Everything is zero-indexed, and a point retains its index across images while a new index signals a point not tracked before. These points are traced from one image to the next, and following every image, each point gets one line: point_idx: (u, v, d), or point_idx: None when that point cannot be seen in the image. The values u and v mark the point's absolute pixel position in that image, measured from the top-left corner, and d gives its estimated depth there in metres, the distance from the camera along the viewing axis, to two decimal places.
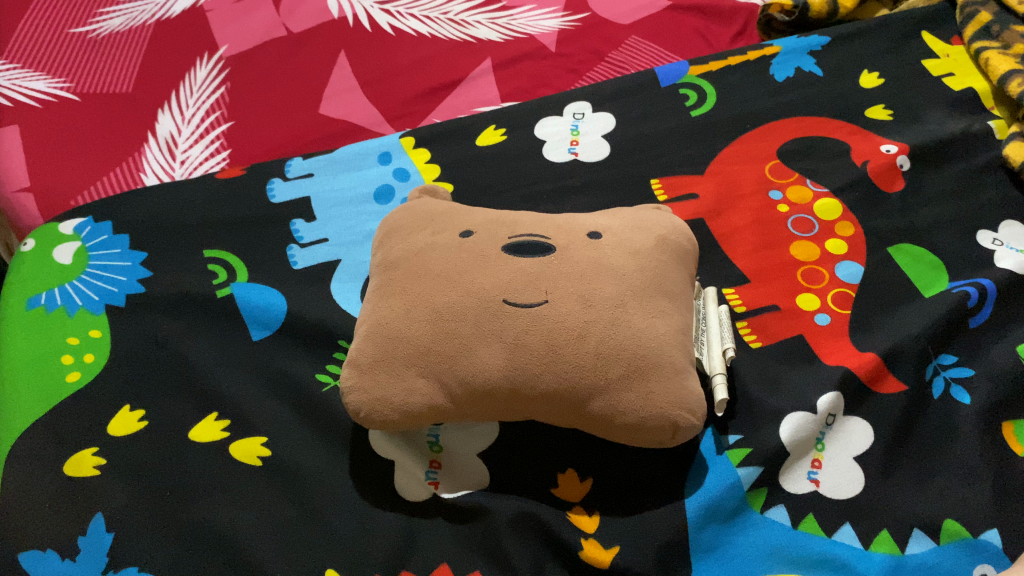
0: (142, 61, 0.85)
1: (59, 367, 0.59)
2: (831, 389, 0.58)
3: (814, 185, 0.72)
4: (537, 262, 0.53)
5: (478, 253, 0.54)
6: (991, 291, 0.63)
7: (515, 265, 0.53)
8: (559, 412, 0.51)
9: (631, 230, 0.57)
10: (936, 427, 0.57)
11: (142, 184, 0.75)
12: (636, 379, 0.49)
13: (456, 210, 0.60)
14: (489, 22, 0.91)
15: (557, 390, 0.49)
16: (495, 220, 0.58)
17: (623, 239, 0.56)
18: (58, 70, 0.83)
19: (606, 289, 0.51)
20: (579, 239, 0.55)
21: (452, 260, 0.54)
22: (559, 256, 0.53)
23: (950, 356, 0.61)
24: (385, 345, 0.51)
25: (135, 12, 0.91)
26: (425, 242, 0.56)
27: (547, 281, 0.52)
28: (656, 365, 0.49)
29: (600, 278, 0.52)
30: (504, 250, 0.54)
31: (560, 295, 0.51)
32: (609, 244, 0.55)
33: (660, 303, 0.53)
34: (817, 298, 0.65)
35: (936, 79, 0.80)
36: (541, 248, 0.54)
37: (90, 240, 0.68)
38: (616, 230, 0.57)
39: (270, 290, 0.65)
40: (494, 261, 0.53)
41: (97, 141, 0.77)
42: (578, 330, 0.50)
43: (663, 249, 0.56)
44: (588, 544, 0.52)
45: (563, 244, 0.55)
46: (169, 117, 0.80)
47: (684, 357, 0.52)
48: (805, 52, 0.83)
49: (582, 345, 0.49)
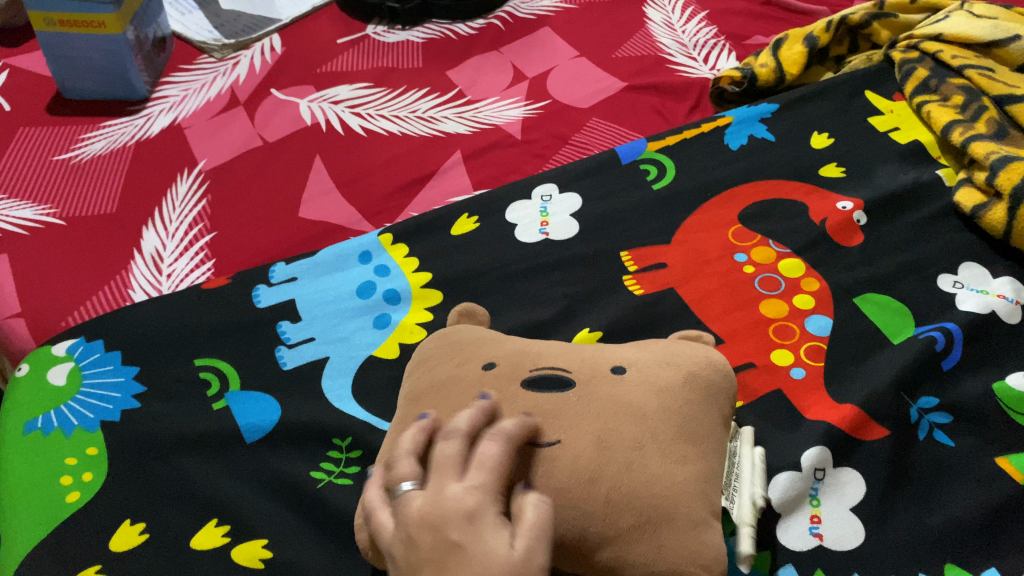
0: (126, 182, 0.88)
1: (58, 489, 0.60)
2: (814, 444, 0.60)
3: (777, 246, 0.75)
4: (505, 359, 0.53)
5: (502, 382, 0.50)
6: (957, 334, 0.66)
7: (491, 343, 0.56)
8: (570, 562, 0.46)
9: (643, 349, 0.55)
10: (923, 470, 0.60)
11: (130, 300, 0.77)
12: (648, 530, 0.45)
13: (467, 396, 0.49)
14: (456, 116, 0.95)
15: (557, 557, 0.45)
16: (449, 337, 0.59)
17: (636, 356, 0.54)
18: (44, 197, 0.86)
19: (497, 355, 0.54)
20: (589, 350, 0.54)
21: (463, 396, 0.50)
22: (504, 348, 0.55)
23: (931, 398, 0.63)
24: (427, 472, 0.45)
25: (115, 135, 0.94)
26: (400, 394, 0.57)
27: (560, 415, 0.47)
28: (638, 528, 0.45)
29: (592, 399, 0.49)
30: (525, 377, 0.51)
31: (569, 429, 0.47)
32: (608, 347, 0.56)
33: (676, 447, 0.48)
34: (791, 353, 0.67)
35: (883, 134, 0.84)
36: (527, 346, 0.55)
37: (83, 359, 0.69)
38: (616, 347, 0.56)
39: (264, 397, 0.67)
40: (515, 390, 0.49)
41: (85, 264, 0.80)
42: (581, 469, 0.45)
43: (688, 388, 0.52)
44: None
45: (564, 347, 0.55)
46: (153, 233, 0.83)
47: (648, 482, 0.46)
48: (757, 119, 0.87)
49: (554, 465, 0.45)
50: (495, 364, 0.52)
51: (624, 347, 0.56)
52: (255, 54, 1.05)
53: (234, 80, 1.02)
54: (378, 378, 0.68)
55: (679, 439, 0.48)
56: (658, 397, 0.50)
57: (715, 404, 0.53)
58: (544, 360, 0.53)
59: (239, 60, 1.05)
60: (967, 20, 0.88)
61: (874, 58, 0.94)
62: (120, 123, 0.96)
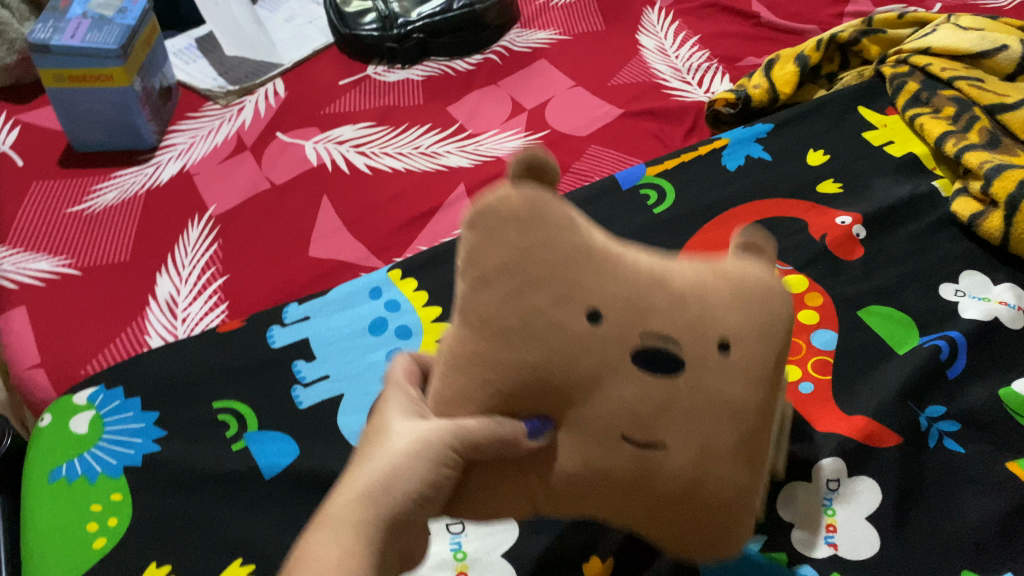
0: (139, 230, 0.90)
1: (85, 535, 0.61)
2: (828, 455, 0.61)
3: (779, 263, 0.76)
4: (608, 314, 0.41)
5: (604, 358, 0.41)
6: (961, 342, 0.67)
7: (586, 260, 0.42)
8: (647, 520, 0.45)
9: (766, 300, 0.44)
10: (935, 478, 0.60)
11: (146, 346, 0.79)
12: (728, 527, 0.44)
13: (501, 343, 0.42)
14: (458, 150, 0.97)
15: (645, 521, 0.45)
16: (548, 208, 0.43)
17: (740, 323, 0.43)
18: (60, 249, 0.88)
19: (601, 302, 0.42)
20: (718, 291, 0.43)
21: (559, 375, 0.42)
22: (614, 288, 0.42)
23: (939, 406, 0.64)
24: (461, 388, 0.43)
25: (126, 185, 0.97)
26: (473, 213, 0.43)
27: (669, 421, 0.41)
28: (726, 524, 0.44)
29: (703, 403, 0.41)
30: (632, 354, 0.41)
31: (681, 436, 0.42)
32: (741, 282, 0.44)
33: (759, 436, 0.45)
34: (798, 369, 0.68)
35: (878, 149, 0.86)
36: (648, 269, 0.43)
37: (103, 407, 0.70)
38: (749, 279, 0.44)
39: (283, 437, 0.68)
40: (620, 373, 0.41)
41: (101, 312, 0.81)
42: (683, 467, 0.42)
43: (772, 297, 0.44)
44: (590, 563, 0.57)
45: (693, 287, 0.43)
46: (167, 279, 0.85)
47: (732, 473, 0.43)
48: (753, 140, 0.89)
49: (663, 461, 0.42)
50: (599, 318, 0.42)
51: (739, 300, 0.43)
52: (259, 99, 1.08)
53: (240, 125, 1.04)
54: None
55: (747, 447, 0.44)
56: (752, 394, 0.43)
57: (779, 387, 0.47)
58: (665, 321, 0.41)
59: (244, 105, 1.07)
60: (953, 34, 0.89)
61: (864, 74, 0.95)
62: (130, 173, 0.98)
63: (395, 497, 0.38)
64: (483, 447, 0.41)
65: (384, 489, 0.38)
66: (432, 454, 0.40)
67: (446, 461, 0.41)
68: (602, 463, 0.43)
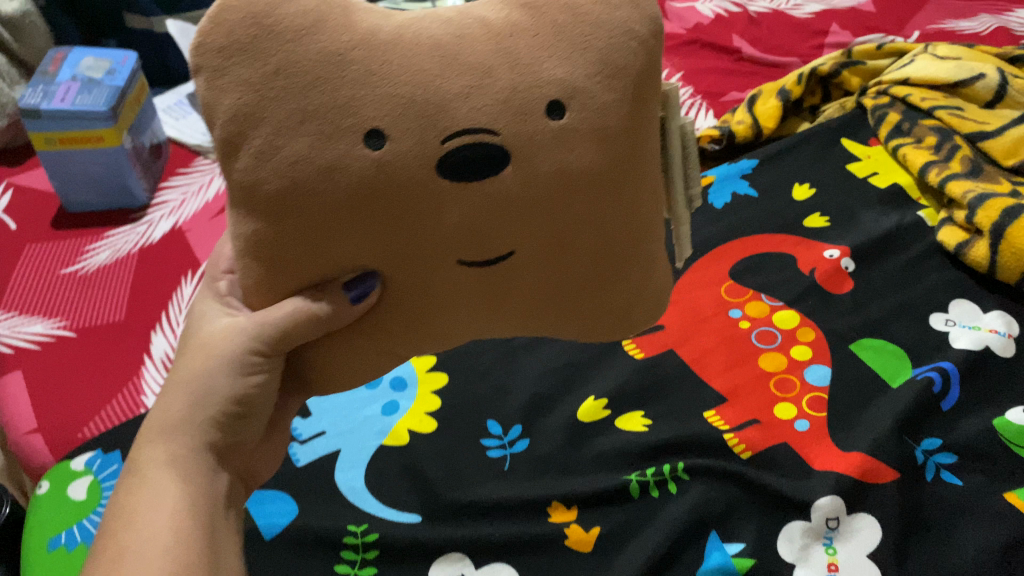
0: (132, 288, 0.91)
1: None
2: (828, 493, 0.60)
3: (770, 299, 0.76)
4: (392, 133, 0.40)
5: (419, 182, 0.41)
6: (954, 372, 0.67)
7: (345, 59, 0.39)
8: (554, 305, 0.50)
9: (597, 32, 0.42)
10: (935, 512, 0.60)
11: (143, 406, 0.80)
12: (620, 249, 0.49)
13: (319, 210, 0.42)
14: None
15: (557, 294, 0.49)
16: (288, 2, 0.39)
17: (573, 74, 0.42)
18: (54, 311, 0.88)
19: (377, 120, 0.40)
20: (529, 41, 0.41)
21: (372, 215, 0.42)
22: (392, 85, 0.40)
23: (934, 439, 0.64)
24: (275, 272, 0.45)
25: (119, 244, 0.97)
26: (202, 52, 0.40)
27: (499, 225, 0.44)
28: (611, 220, 0.47)
29: (531, 205, 0.44)
30: (438, 168, 0.41)
31: (516, 233, 0.45)
32: (561, 19, 0.41)
33: (627, 197, 0.47)
34: (794, 406, 0.68)
35: (862, 180, 0.87)
36: (441, 40, 0.40)
37: (101, 471, 0.70)
38: (578, 4, 0.42)
39: (281, 497, 0.65)
40: (436, 198, 0.42)
41: (97, 373, 0.82)
42: (553, 263, 0.48)
43: (591, 71, 0.43)
44: (571, 532, 0.61)
45: (499, 49, 0.40)
46: (162, 336, 0.85)
47: (593, 205, 0.46)
48: (738, 176, 0.89)
49: (517, 260, 0.46)
50: (384, 140, 0.40)
51: (563, 45, 0.41)
52: None
53: None
54: (390, 468, 0.67)
55: (609, 219, 0.47)
56: (600, 157, 0.44)
57: (653, 103, 0.47)
58: (476, 104, 0.40)
59: None
60: (932, 62, 0.91)
61: (847, 104, 0.97)
62: (123, 233, 0.99)
63: (198, 419, 0.49)
64: (294, 330, 0.46)
65: (203, 405, 0.48)
66: (232, 361, 0.48)
67: (248, 366, 0.48)
68: (444, 280, 0.46)
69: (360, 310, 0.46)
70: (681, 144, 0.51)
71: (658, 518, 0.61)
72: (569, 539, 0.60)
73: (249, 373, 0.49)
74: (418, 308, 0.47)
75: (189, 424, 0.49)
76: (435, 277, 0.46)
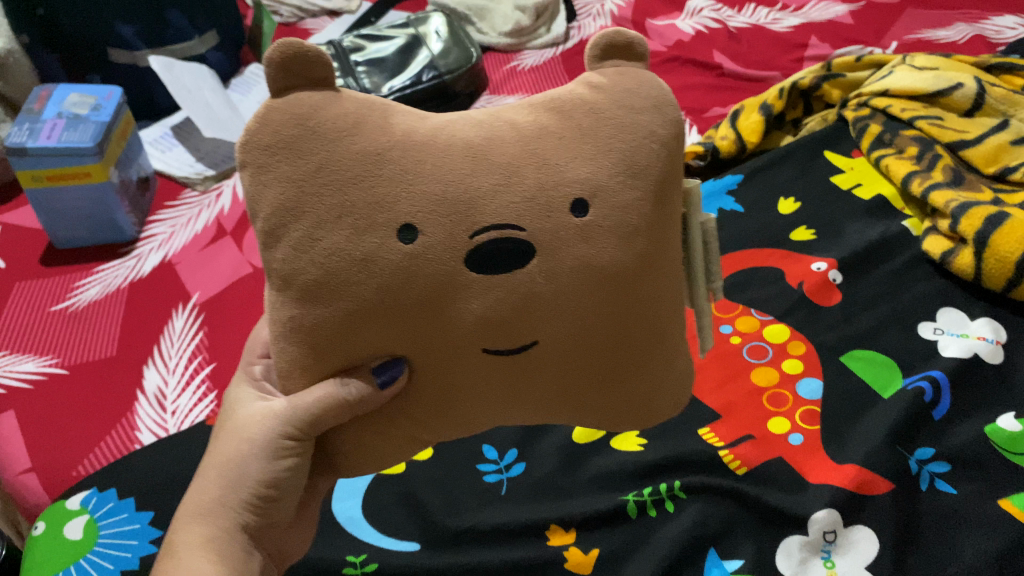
0: (123, 323, 0.91)
1: None
2: (824, 506, 0.60)
3: (759, 314, 0.77)
4: (424, 228, 0.43)
5: (444, 279, 0.43)
6: (944, 381, 0.68)
7: (381, 158, 0.42)
8: (574, 400, 0.52)
9: (619, 135, 0.45)
10: (931, 521, 0.61)
11: (137, 442, 0.79)
12: (643, 351, 0.50)
13: (350, 301, 0.44)
14: None
15: (576, 389, 0.51)
16: (327, 108, 0.43)
17: (597, 172, 0.44)
18: (45, 348, 0.88)
19: (411, 215, 0.42)
20: (555, 143, 0.44)
21: (399, 312, 0.44)
22: (423, 184, 0.42)
23: (927, 448, 0.65)
24: (306, 359, 0.47)
25: (109, 279, 0.97)
26: (246, 149, 0.43)
27: (525, 320, 0.45)
28: (635, 322, 0.48)
29: (556, 302, 0.45)
30: (466, 261, 0.43)
31: (542, 330, 0.46)
32: (585, 123, 0.44)
33: (653, 293, 0.48)
34: (787, 420, 0.68)
35: (847, 192, 0.87)
36: (471, 142, 0.43)
37: (97, 510, 0.70)
38: (602, 108, 0.45)
39: None
40: (464, 291, 0.44)
41: (91, 410, 0.81)
42: (575, 366, 0.49)
43: (618, 163, 0.44)
44: (571, 554, 0.61)
45: (527, 150, 0.43)
46: (154, 371, 0.85)
47: (613, 305, 0.47)
48: (724, 192, 0.90)
49: (535, 359, 0.48)
50: (416, 233, 0.43)
51: (586, 147, 0.44)
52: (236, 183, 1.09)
53: (219, 210, 1.05)
54: (387, 496, 0.67)
55: (633, 312, 0.48)
56: (624, 254, 0.45)
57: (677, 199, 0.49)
58: (503, 202, 0.43)
59: (222, 190, 1.08)
60: (910, 74, 0.92)
61: (828, 117, 0.98)
62: (112, 267, 0.99)
63: (232, 500, 0.53)
64: (328, 411, 0.48)
65: (236, 481, 0.52)
66: (265, 445, 0.52)
67: (280, 450, 0.52)
68: (467, 369, 0.48)
69: (388, 394, 0.48)
70: (703, 241, 0.52)
71: (656, 538, 0.61)
72: (568, 563, 0.60)
73: (280, 455, 0.52)
74: (438, 397, 0.49)
75: (225, 498, 0.53)
76: (460, 368, 0.48)
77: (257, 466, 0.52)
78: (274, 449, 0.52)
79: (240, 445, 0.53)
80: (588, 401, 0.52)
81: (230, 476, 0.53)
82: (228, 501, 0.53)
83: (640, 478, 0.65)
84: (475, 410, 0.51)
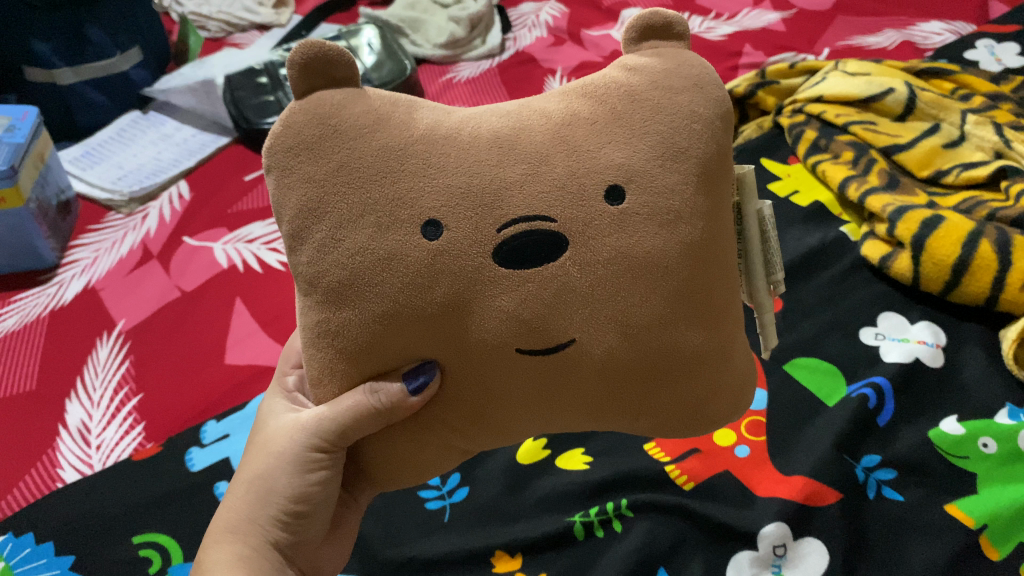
0: (44, 354, 0.86)
1: None
2: (773, 520, 0.59)
3: None
4: (449, 223, 0.39)
5: (470, 271, 0.39)
6: (887, 387, 0.68)
7: (404, 153, 0.39)
8: (631, 412, 0.45)
9: (657, 117, 0.41)
10: (879, 529, 0.60)
11: (59, 480, 0.75)
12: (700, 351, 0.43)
13: (376, 297, 0.40)
14: None
15: (633, 399, 0.44)
16: (351, 106, 0.40)
17: (633, 157, 0.40)
18: None
19: (434, 210, 0.39)
20: (589, 130, 0.40)
21: (423, 315, 0.40)
22: (448, 177, 0.39)
23: (873, 455, 0.64)
24: (331, 366, 0.43)
25: (28, 308, 0.92)
26: (270, 153, 0.40)
27: (562, 313, 0.40)
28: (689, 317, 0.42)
29: (597, 294, 0.40)
30: (493, 255, 0.39)
31: (583, 328, 0.40)
32: (621, 107, 0.41)
33: (709, 283, 0.43)
34: (733, 432, 0.67)
35: (785, 200, 0.87)
36: (499, 133, 0.40)
37: (12, 557, 0.66)
38: (639, 90, 0.41)
39: None
40: (490, 287, 0.40)
41: (9, 449, 0.77)
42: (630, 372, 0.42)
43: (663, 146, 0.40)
44: None
45: (558, 139, 0.40)
46: (77, 404, 0.81)
47: (665, 298, 0.41)
48: None
49: (579, 364, 0.41)
50: (440, 228, 0.39)
51: (621, 131, 0.40)
52: (163, 204, 1.05)
53: (144, 233, 1.01)
54: None
55: (688, 302, 0.42)
56: (668, 242, 0.40)
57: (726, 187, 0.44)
58: (532, 191, 0.39)
59: (147, 212, 1.04)
60: (843, 80, 0.92)
61: (764, 124, 0.98)
62: (31, 295, 0.94)
63: (261, 517, 0.50)
64: (354, 422, 0.44)
65: (264, 495, 0.50)
66: (294, 459, 0.49)
67: (309, 462, 0.48)
68: (503, 373, 0.42)
69: (418, 403, 0.43)
70: (763, 230, 0.47)
71: (605, 560, 0.59)
72: None
73: (307, 469, 0.49)
74: (476, 406, 0.43)
75: (253, 513, 0.50)
76: (495, 374, 0.42)
77: (284, 480, 0.49)
78: (299, 463, 0.48)
79: (270, 460, 0.50)
80: (643, 415, 0.45)
81: (255, 491, 0.50)
82: (257, 516, 0.50)
83: (586, 497, 0.63)
84: (521, 421, 0.45)
